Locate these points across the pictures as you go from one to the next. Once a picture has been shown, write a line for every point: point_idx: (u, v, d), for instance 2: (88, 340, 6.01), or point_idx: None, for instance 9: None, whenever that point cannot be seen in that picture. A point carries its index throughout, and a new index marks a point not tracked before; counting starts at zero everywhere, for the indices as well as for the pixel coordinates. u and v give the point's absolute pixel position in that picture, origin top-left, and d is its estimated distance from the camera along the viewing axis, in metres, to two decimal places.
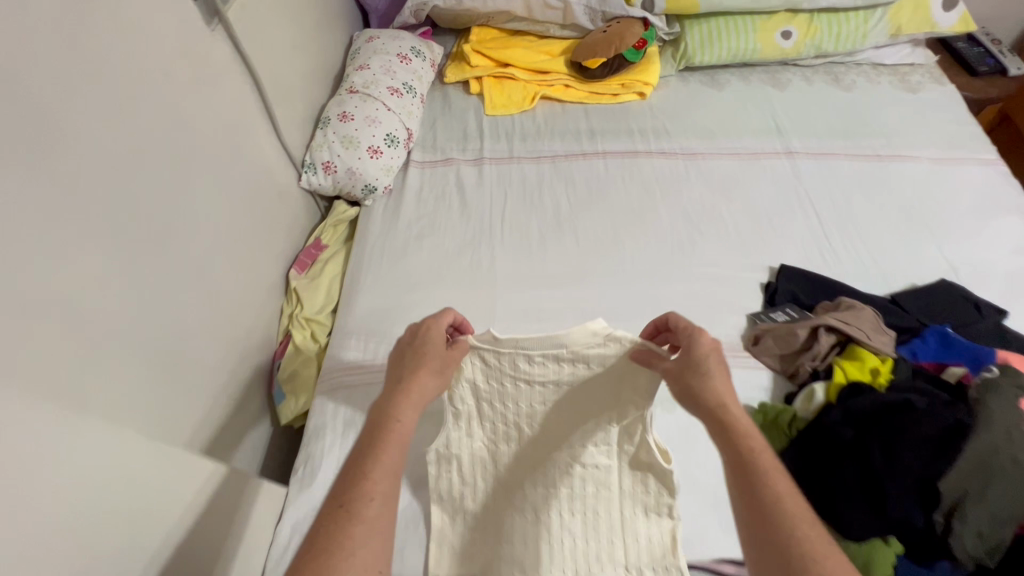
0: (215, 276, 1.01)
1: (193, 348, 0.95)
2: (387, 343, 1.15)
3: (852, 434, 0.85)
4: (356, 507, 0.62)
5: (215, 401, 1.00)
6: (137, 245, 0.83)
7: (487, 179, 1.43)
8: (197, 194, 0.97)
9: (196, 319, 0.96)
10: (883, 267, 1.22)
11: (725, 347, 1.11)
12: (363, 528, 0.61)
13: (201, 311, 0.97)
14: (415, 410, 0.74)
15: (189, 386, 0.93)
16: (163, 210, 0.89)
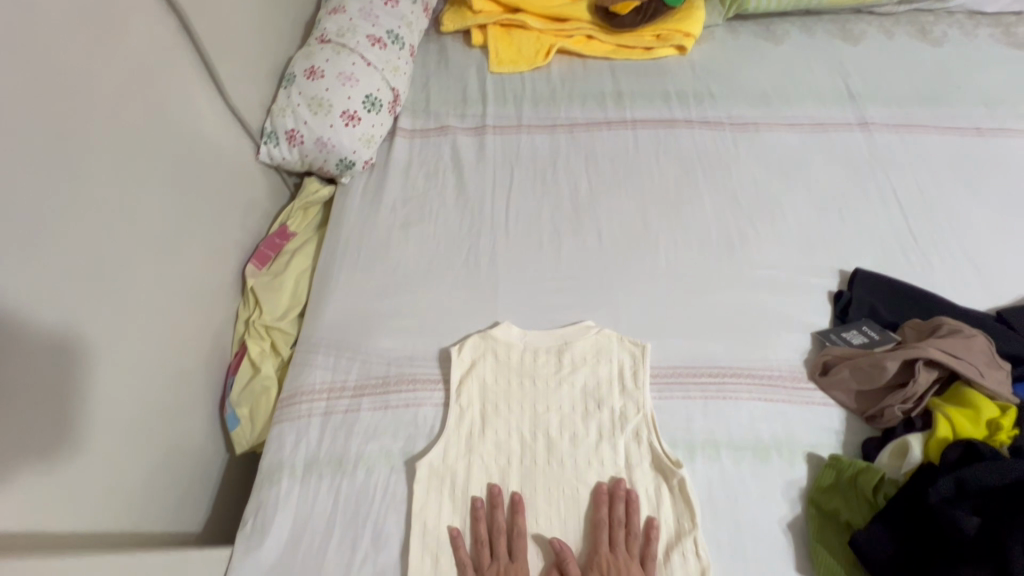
0: (128, 277, 0.80)
1: (96, 374, 0.75)
2: (361, 360, 0.93)
3: (974, 519, 0.62)
4: None
5: (138, 433, 0.80)
6: None
7: (491, 153, 1.17)
8: (91, 171, 0.75)
9: (99, 337, 0.76)
10: (985, 274, 0.97)
11: (783, 375, 0.88)
12: None
13: (106, 322, 0.76)
14: None
15: (93, 422, 0.74)
16: (35, 193, 0.68)
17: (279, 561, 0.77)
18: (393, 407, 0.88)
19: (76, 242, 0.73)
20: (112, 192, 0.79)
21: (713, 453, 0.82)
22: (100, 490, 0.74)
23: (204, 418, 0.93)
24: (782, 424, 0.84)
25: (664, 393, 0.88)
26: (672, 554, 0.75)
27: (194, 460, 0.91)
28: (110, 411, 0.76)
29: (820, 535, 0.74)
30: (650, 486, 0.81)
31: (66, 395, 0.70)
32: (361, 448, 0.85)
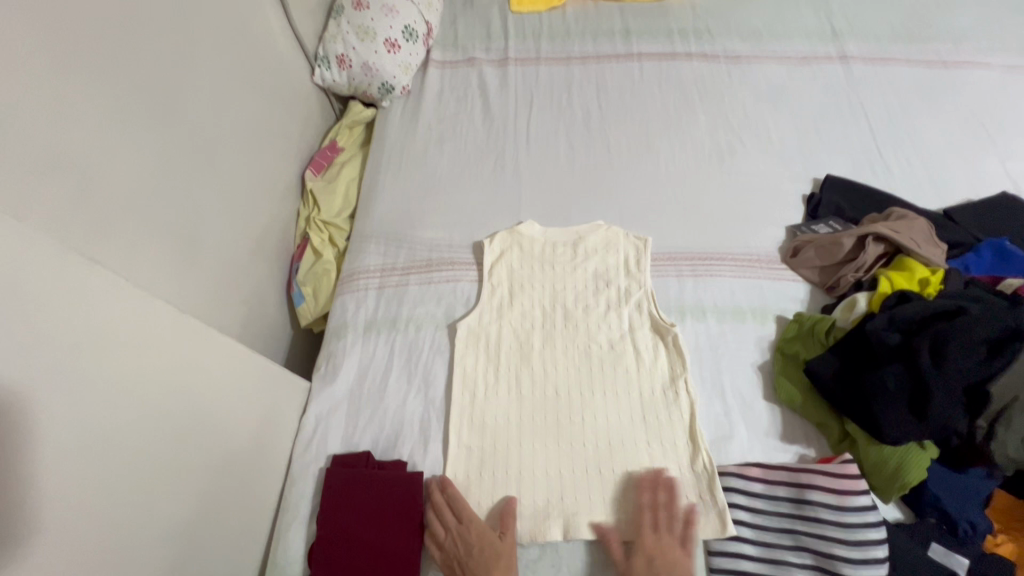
0: (225, 163, 0.98)
1: (208, 236, 0.93)
2: (407, 247, 1.10)
3: (897, 337, 0.79)
4: None
5: (236, 291, 0.99)
6: (139, 112, 0.79)
7: (513, 81, 1.33)
8: (199, 70, 0.92)
9: (209, 207, 0.93)
10: (936, 181, 1.14)
11: (760, 258, 1.06)
12: None
13: (212, 196, 0.94)
14: None
15: (207, 274, 0.92)
16: (167, 79, 0.85)
17: (349, 393, 0.96)
18: (435, 282, 1.06)
19: (192, 126, 0.90)
20: (213, 92, 0.95)
21: (700, 317, 1.00)
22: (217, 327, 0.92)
23: (275, 294, 1.11)
24: (757, 294, 1.02)
25: (661, 272, 1.05)
26: (667, 391, 0.93)
27: (270, 326, 1.09)
28: (218, 267, 0.94)
29: (783, 372, 0.92)
30: (649, 341, 0.98)
31: (191, 246, 0.88)
32: (411, 311, 1.03)
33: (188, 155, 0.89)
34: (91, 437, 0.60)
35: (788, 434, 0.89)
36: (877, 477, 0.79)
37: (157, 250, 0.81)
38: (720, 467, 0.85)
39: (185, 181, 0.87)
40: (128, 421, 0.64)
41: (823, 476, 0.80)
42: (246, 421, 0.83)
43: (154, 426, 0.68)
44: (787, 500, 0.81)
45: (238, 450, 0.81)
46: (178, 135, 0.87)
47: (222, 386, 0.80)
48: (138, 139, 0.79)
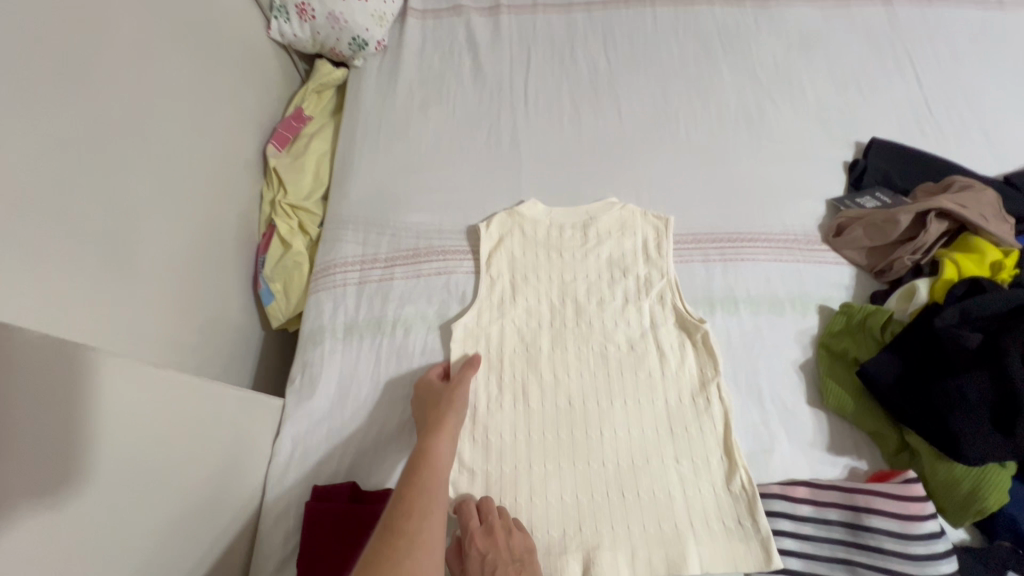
0: (166, 139, 0.81)
1: (152, 230, 0.77)
2: (390, 234, 0.95)
3: (975, 338, 0.67)
4: (397, 524, 0.60)
5: (190, 295, 0.83)
6: (46, 75, 0.62)
7: (506, 33, 1.14)
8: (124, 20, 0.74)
9: (150, 193, 0.77)
10: (995, 143, 1.00)
11: (798, 239, 0.92)
12: (405, 543, 0.58)
13: (153, 180, 0.77)
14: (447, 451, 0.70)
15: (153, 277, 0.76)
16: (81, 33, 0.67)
17: (331, 410, 0.82)
18: (425, 275, 0.91)
19: (121, 94, 0.73)
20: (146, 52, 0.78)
21: (732, 308, 0.87)
22: (173, 343, 0.78)
23: (240, 294, 0.96)
24: (797, 281, 0.89)
25: (685, 257, 0.91)
26: (697, 398, 0.81)
27: (236, 331, 0.94)
28: (169, 269, 0.79)
29: (829, 372, 0.81)
30: (674, 338, 0.85)
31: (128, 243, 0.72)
32: (398, 311, 0.88)
33: (120, 133, 0.72)
34: (8, 504, 0.47)
35: (837, 444, 0.78)
36: (946, 498, 0.68)
37: (91, 258, 0.65)
38: (763, 487, 0.74)
39: (114, 164, 0.71)
40: (63, 477, 0.51)
41: (883, 499, 0.69)
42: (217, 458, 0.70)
43: (101, 478, 0.55)
44: (840, 525, 0.71)
45: (203, 494, 0.68)
46: (107, 107, 0.70)
47: (218, 425, 0.71)
48: (47, 110, 0.62)
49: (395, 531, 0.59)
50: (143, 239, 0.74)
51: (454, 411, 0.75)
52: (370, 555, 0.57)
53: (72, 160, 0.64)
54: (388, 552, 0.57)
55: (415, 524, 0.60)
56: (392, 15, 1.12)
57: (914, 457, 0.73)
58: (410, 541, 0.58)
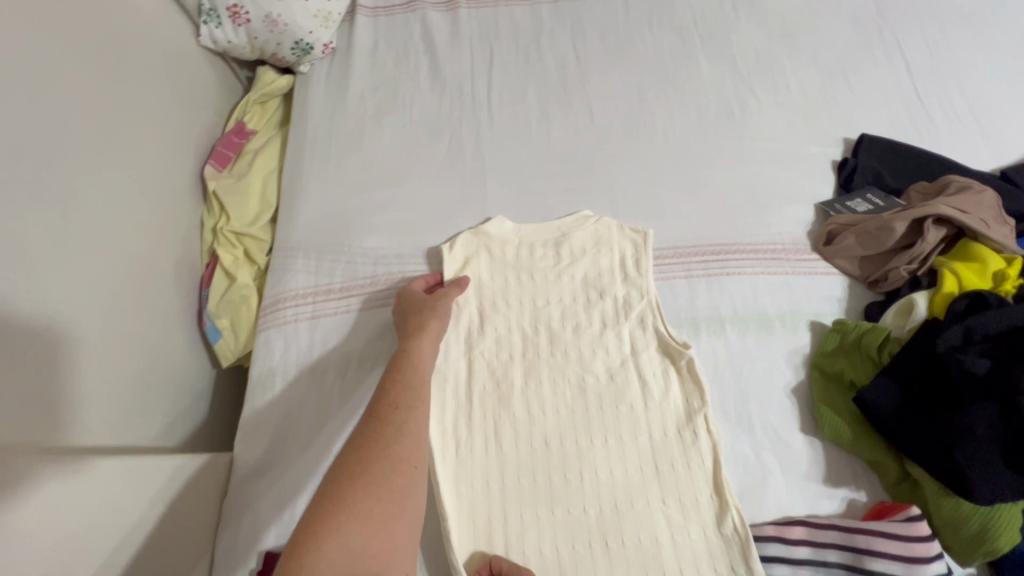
0: (73, 171, 0.71)
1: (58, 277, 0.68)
2: (345, 261, 0.87)
3: (982, 364, 0.61)
4: (386, 415, 0.62)
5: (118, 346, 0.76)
6: None
7: (466, 29, 1.05)
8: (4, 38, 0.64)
9: (52, 236, 0.68)
10: (991, 135, 0.94)
11: (786, 248, 0.86)
12: (393, 432, 0.60)
13: (57, 220, 0.69)
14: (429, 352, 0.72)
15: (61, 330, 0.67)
16: None
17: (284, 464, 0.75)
18: (384, 305, 0.83)
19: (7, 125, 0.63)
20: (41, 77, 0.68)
21: (718, 329, 0.81)
22: (90, 403, 0.70)
23: (182, 334, 0.88)
24: (786, 295, 0.82)
25: (665, 273, 0.85)
26: (683, 431, 0.74)
27: (177, 377, 0.86)
28: (81, 320, 0.70)
29: (823, 396, 0.75)
30: (656, 363, 0.79)
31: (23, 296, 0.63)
32: (355, 348, 0.80)
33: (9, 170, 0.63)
34: None
35: (834, 476, 0.72)
36: (952, 537, 0.63)
37: None
38: (756, 529, 0.69)
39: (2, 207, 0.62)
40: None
41: (887, 540, 0.63)
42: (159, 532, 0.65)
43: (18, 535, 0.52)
44: (841, 568, 0.65)
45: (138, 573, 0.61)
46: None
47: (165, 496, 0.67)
48: None
49: (384, 419, 0.62)
50: (43, 291, 0.66)
51: (434, 316, 0.76)
52: (361, 442, 0.59)
53: None
54: (381, 441, 0.59)
55: (403, 416, 0.62)
56: (339, 15, 1.02)
57: (915, 490, 0.68)
58: (399, 431, 0.61)
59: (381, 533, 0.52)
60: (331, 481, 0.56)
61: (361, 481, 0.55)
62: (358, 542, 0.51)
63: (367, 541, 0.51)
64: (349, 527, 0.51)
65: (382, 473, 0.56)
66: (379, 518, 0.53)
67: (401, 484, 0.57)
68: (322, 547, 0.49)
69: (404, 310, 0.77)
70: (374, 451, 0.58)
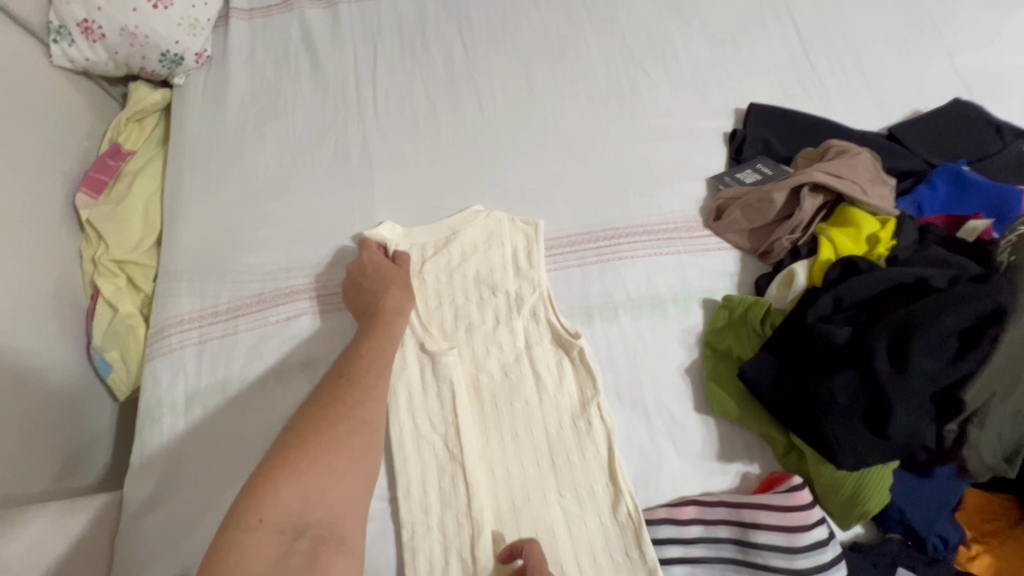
0: None
1: None
2: (230, 280, 0.84)
3: (843, 333, 0.62)
4: (355, 377, 0.64)
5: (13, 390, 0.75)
6: None
7: (347, 24, 1.01)
8: None
9: None
10: (878, 93, 0.93)
11: (677, 226, 0.85)
12: (360, 395, 0.63)
13: None
14: (400, 322, 0.73)
15: None
16: None
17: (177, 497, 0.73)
18: (271, 323, 0.81)
19: None
20: None
21: (610, 314, 0.80)
22: None
23: (68, 372, 0.84)
24: (678, 274, 0.82)
25: (558, 263, 0.83)
26: (577, 421, 0.74)
27: (68, 416, 0.83)
28: None
29: (714, 374, 0.75)
30: (551, 355, 0.78)
31: None
32: (244, 370, 0.78)
33: None
34: None
35: (727, 451, 0.73)
36: (832, 502, 0.65)
37: None
38: (648, 514, 0.69)
39: None
40: None
41: (768, 512, 0.64)
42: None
43: None
44: (730, 543, 0.66)
45: None
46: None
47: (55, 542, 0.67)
48: None
49: (352, 385, 0.64)
50: None
51: (403, 291, 0.77)
52: (328, 404, 0.62)
53: None
54: (347, 401, 0.62)
55: (372, 380, 0.65)
56: (209, 21, 0.98)
57: (802, 460, 0.68)
58: (366, 394, 0.63)
59: (337, 485, 0.56)
60: (298, 433, 0.58)
61: (325, 436, 0.58)
62: (313, 491, 0.54)
63: (324, 490, 0.55)
64: (306, 478, 0.54)
65: (344, 434, 0.59)
66: (337, 472, 0.56)
67: (362, 447, 0.59)
68: (275, 495, 0.52)
69: (372, 285, 0.77)
70: (340, 409, 0.61)
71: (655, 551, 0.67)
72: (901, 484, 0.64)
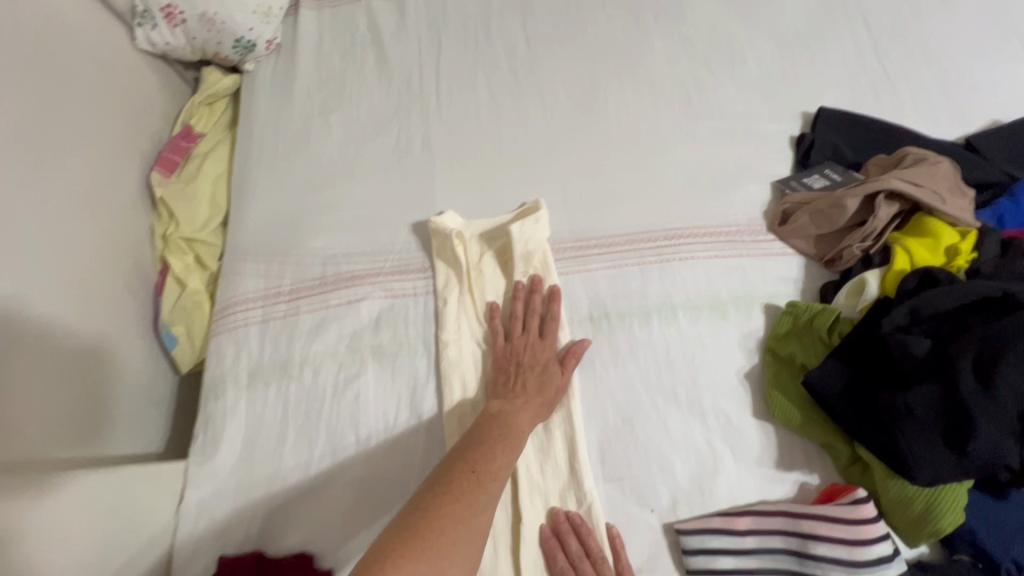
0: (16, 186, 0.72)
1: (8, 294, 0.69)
2: (294, 263, 0.86)
3: (924, 345, 0.60)
4: (486, 471, 0.57)
5: (88, 360, 0.79)
6: None
7: (412, 17, 1.02)
8: None
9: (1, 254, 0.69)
10: (956, 102, 0.90)
11: (740, 229, 0.84)
12: (487, 497, 0.55)
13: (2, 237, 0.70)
14: (532, 418, 0.68)
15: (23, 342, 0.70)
16: None
17: (239, 468, 0.76)
18: (332, 306, 0.83)
19: None
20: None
21: (670, 315, 0.79)
22: (49, 418, 0.71)
23: (136, 342, 0.88)
24: (740, 278, 0.81)
25: (617, 261, 0.83)
26: (630, 420, 0.74)
27: (133, 385, 0.86)
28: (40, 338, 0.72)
29: (776, 381, 0.74)
30: (608, 351, 0.78)
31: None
32: (305, 350, 0.80)
33: None
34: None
35: (785, 459, 0.72)
36: (898, 518, 0.63)
37: None
38: (702, 521, 0.68)
39: None
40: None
41: (829, 524, 0.63)
42: (120, 537, 0.68)
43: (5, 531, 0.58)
44: (786, 554, 0.65)
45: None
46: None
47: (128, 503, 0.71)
48: None
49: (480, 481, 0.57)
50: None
51: (538, 373, 0.72)
52: (450, 492, 0.55)
53: None
54: (471, 503, 0.54)
55: (499, 484, 0.58)
56: (281, 9, 1.00)
57: (866, 472, 0.67)
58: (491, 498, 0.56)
59: None
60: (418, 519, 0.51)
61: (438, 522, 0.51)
62: None
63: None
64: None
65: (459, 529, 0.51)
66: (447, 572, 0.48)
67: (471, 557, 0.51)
68: None
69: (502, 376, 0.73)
70: (462, 509, 0.53)
71: (706, 559, 0.66)
72: (974, 504, 0.62)
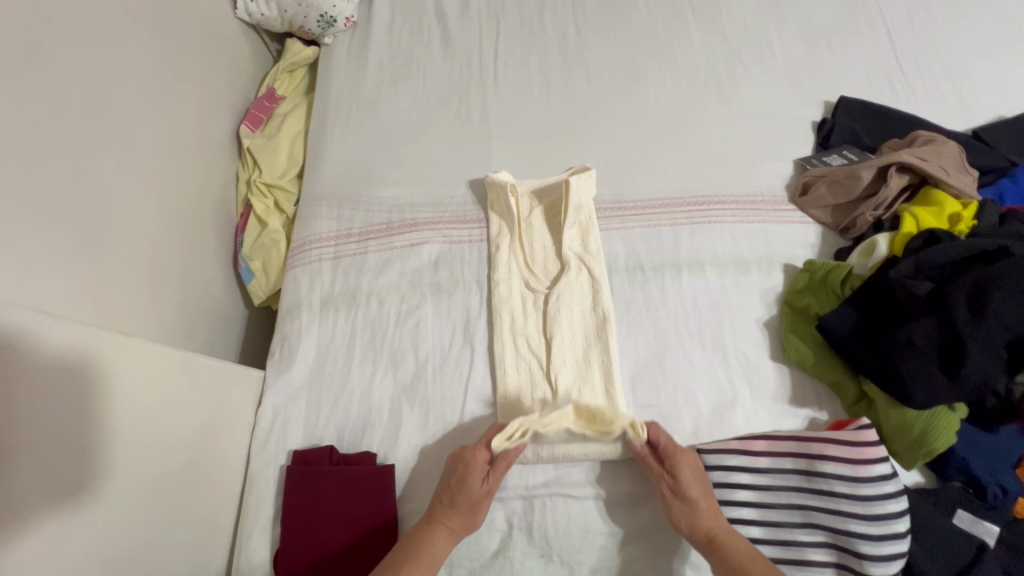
0: (141, 123, 0.85)
1: (131, 211, 0.82)
2: (363, 209, 0.97)
3: (926, 286, 0.69)
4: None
5: (184, 278, 0.91)
6: (24, 68, 0.68)
7: (475, 4, 1.14)
8: (89, 10, 0.79)
9: (128, 176, 0.82)
10: (965, 98, 1.00)
11: (765, 199, 0.93)
12: None
13: (130, 163, 0.82)
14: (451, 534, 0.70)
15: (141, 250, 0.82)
16: (56, 29, 0.73)
17: (310, 380, 0.86)
18: (397, 247, 0.93)
19: (93, 79, 0.78)
20: (116, 45, 0.83)
21: (698, 270, 0.89)
22: (157, 318, 0.83)
23: (219, 273, 0.99)
24: (763, 240, 0.90)
25: (652, 222, 0.93)
26: (658, 357, 0.83)
27: (215, 309, 0.97)
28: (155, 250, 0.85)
29: (793, 327, 0.82)
30: (642, 298, 0.87)
31: (113, 222, 0.78)
32: (372, 283, 0.91)
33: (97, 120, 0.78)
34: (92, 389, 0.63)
35: (798, 396, 0.80)
36: (897, 443, 0.71)
37: (68, 237, 0.70)
38: (721, 442, 0.76)
39: (90, 149, 0.76)
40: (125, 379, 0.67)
41: (837, 445, 0.71)
42: (217, 422, 0.79)
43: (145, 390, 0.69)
44: (795, 473, 0.73)
45: (190, 449, 0.74)
46: (47, 82, 0.71)
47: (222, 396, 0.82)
48: (30, 101, 0.68)
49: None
50: (126, 220, 0.80)
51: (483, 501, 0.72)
52: None
53: (49, 142, 0.70)
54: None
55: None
56: None
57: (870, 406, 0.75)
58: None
59: None
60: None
61: None
62: None
63: None
64: None
65: None
66: None
67: None
68: None
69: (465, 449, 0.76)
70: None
71: (724, 474, 0.74)
72: (966, 434, 0.70)
